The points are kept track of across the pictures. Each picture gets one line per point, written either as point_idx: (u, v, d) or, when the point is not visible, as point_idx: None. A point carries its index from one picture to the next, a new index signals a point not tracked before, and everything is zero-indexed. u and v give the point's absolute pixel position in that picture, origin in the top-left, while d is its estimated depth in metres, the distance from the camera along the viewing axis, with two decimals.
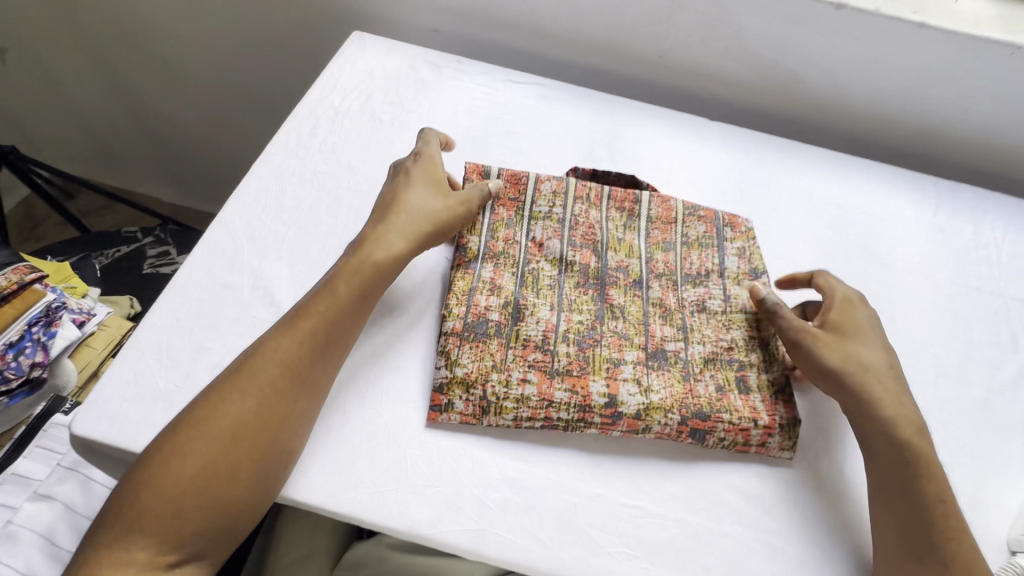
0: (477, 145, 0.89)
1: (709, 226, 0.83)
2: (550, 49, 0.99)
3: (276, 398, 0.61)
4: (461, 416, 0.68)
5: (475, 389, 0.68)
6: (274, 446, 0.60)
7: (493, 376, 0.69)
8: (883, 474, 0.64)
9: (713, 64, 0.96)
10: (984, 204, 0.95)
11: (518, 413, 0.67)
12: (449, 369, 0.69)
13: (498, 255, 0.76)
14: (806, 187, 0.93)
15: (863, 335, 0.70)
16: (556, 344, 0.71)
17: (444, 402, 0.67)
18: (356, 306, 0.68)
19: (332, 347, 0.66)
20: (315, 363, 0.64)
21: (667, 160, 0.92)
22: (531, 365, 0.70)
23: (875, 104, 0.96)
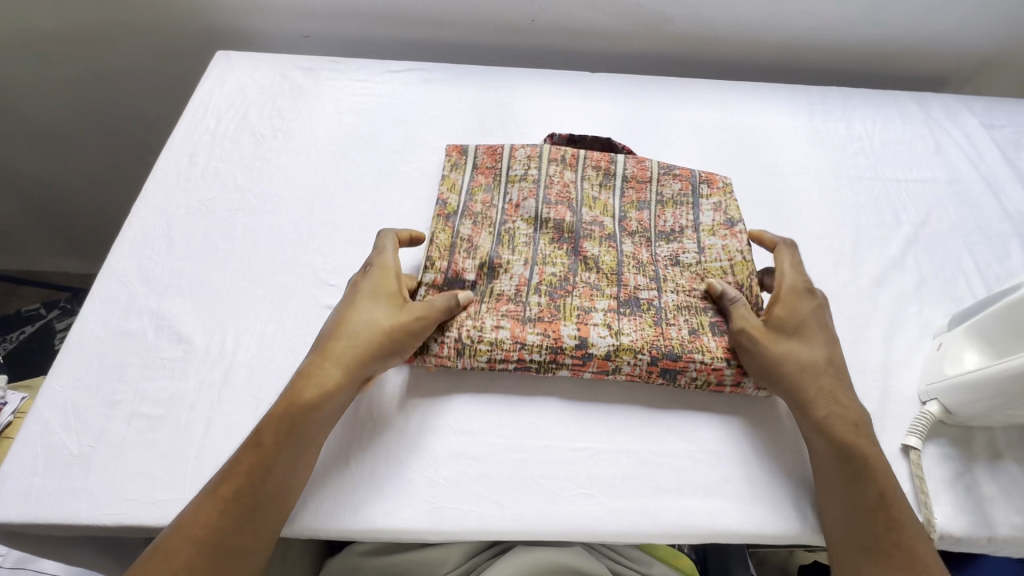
0: (367, 140, 0.80)
1: (685, 183, 0.73)
2: (420, 32, 0.95)
3: (220, 533, 0.47)
4: (437, 360, 0.60)
5: (450, 331, 0.61)
6: (242, 552, 0.47)
7: (468, 323, 0.61)
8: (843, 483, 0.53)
9: (582, 18, 0.92)
10: (875, 101, 0.93)
11: (492, 356, 0.60)
12: None
13: (477, 215, 0.69)
14: (693, 117, 0.87)
15: (809, 330, 0.60)
16: (529, 295, 0.63)
17: (420, 347, 0.61)
18: (278, 463, 0.50)
19: (274, 465, 0.50)
20: (262, 485, 0.49)
21: (557, 117, 0.85)
22: (505, 313, 0.62)
23: (742, 30, 0.94)
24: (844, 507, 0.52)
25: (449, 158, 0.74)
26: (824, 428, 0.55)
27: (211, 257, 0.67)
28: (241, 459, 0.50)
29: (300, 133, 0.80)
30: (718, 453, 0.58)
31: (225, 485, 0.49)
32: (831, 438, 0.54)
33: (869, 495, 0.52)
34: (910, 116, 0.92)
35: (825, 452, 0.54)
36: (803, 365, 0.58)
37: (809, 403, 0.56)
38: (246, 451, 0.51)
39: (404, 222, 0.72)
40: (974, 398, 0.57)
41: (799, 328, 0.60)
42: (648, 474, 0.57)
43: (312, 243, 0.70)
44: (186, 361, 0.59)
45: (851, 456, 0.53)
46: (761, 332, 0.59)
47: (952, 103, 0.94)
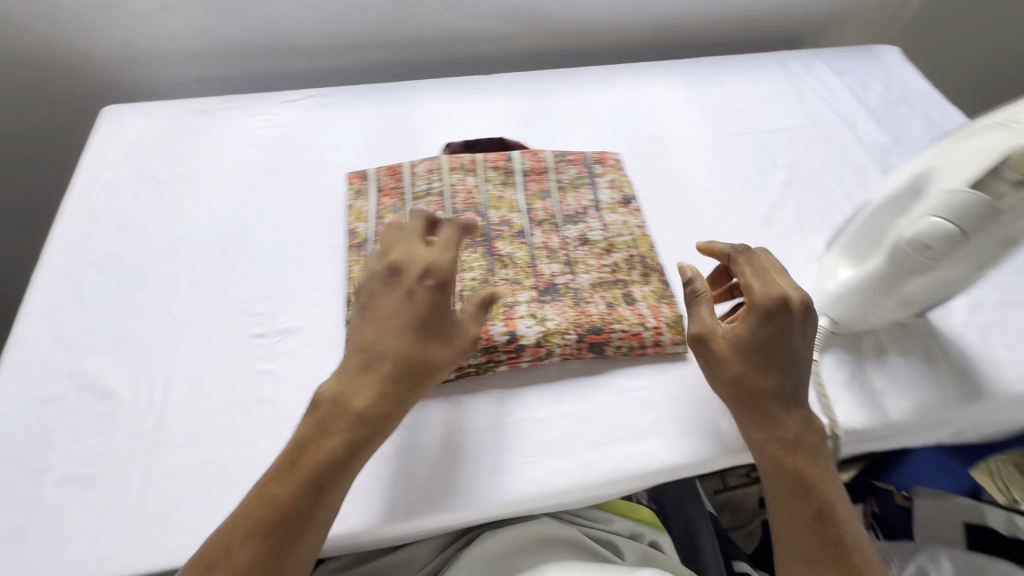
0: (272, 170, 0.82)
1: (580, 167, 0.79)
2: (313, 59, 0.97)
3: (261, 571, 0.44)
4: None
5: None
6: None
7: None
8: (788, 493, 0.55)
9: (466, 26, 0.97)
10: (743, 65, 1.03)
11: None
12: None
13: None
14: (583, 102, 0.93)
15: (777, 358, 0.57)
16: (454, 305, 0.65)
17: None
18: (335, 499, 0.48)
19: (327, 508, 0.47)
20: (303, 529, 0.46)
21: (455, 120, 0.89)
22: None
23: (615, 18, 1.01)
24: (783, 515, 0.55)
25: (352, 186, 0.76)
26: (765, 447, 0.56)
27: (127, 309, 0.67)
28: (281, 498, 0.46)
29: (203, 174, 0.80)
30: (647, 399, 0.63)
31: (256, 531, 0.45)
32: (773, 458, 0.56)
33: (807, 516, 0.54)
34: (774, 74, 1.01)
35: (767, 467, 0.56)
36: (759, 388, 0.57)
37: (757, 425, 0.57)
38: (288, 491, 0.46)
39: (321, 241, 0.73)
40: (854, 308, 0.63)
41: (770, 348, 0.56)
42: (586, 429, 0.61)
43: (231, 277, 0.70)
44: (115, 415, 0.59)
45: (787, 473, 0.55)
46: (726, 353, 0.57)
47: (808, 57, 1.05)
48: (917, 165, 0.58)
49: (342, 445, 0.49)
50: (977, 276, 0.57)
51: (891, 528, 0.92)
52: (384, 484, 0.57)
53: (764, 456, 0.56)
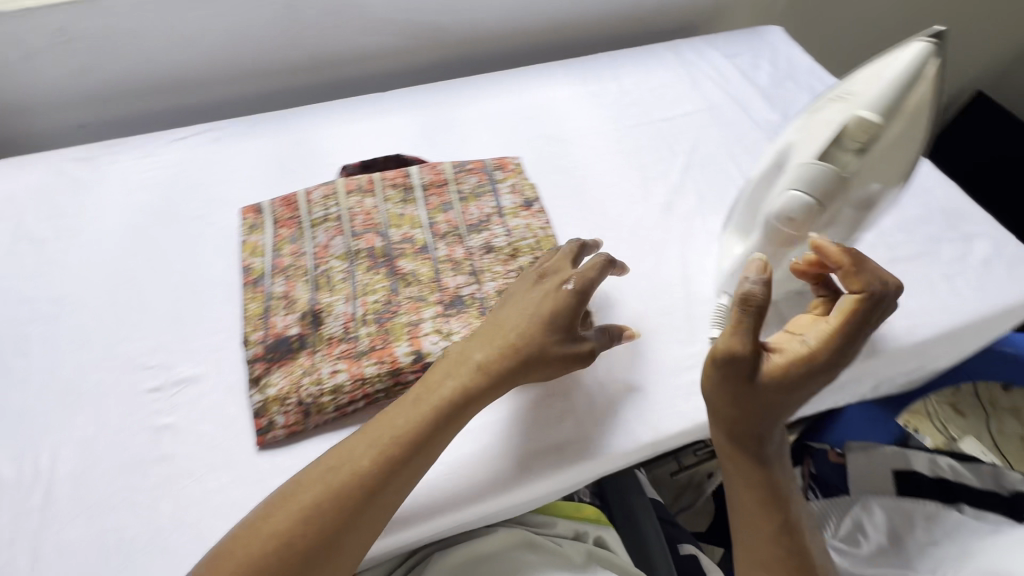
0: (163, 212, 0.78)
1: (480, 175, 0.79)
2: (202, 92, 0.94)
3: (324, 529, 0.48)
4: (286, 430, 0.58)
5: (291, 397, 0.59)
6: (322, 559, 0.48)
7: (305, 381, 0.60)
8: (764, 503, 0.57)
9: (358, 43, 0.95)
10: (638, 57, 1.05)
11: (338, 403, 0.59)
12: (261, 393, 0.60)
13: (288, 269, 0.69)
14: (483, 109, 0.93)
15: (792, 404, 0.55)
16: (357, 331, 0.63)
17: (266, 423, 0.59)
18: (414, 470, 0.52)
19: (378, 507, 0.50)
20: (355, 528, 0.49)
21: (355, 140, 0.87)
22: (340, 356, 0.62)
23: (509, 23, 1.02)
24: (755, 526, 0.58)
25: (246, 221, 0.74)
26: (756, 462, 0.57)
27: (6, 380, 0.62)
28: (334, 499, 0.49)
29: (87, 225, 0.76)
30: (563, 399, 0.63)
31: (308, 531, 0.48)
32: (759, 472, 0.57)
33: (772, 530, 0.57)
34: (668, 62, 1.04)
35: (750, 479, 0.58)
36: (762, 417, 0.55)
37: (757, 445, 0.57)
38: (343, 491, 0.50)
39: (218, 281, 0.71)
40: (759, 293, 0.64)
41: (798, 389, 0.54)
42: (504, 437, 0.61)
43: (122, 331, 0.66)
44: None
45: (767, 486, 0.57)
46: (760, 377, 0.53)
47: (700, 44, 1.08)
48: (779, 143, 0.60)
49: (415, 447, 0.53)
50: (843, 244, 0.60)
51: (829, 488, 0.99)
52: None
53: (738, 474, 0.58)
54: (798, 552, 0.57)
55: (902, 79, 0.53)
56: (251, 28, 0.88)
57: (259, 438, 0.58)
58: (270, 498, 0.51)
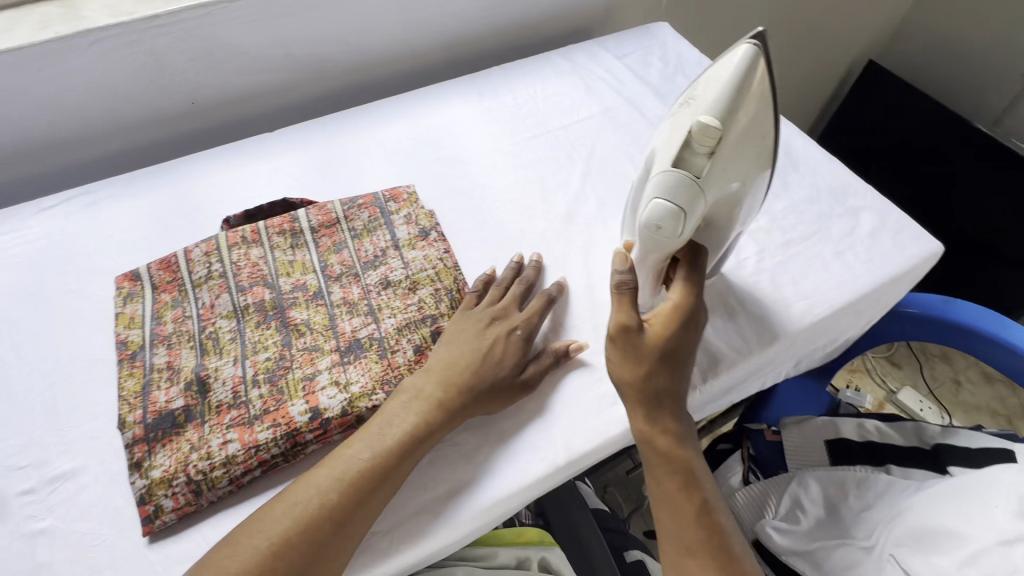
0: (33, 291, 0.72)
1: (373, 209, 0.77)
2: (72, 153, 0.88)
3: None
4: (177, 513, 0.55)
5: (178, 477, 0.55)
6: None
7: (193, 457, 0.56)
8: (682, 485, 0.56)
9: (239, 84, 0.92)
10: (531, 67, 1.05)
11: (231, 475, 0.56)
12: (145, 478, 0.56)
13: (170, 337, 0.65)
14: (378, 137, 0.91)
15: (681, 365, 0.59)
16: (248, 394, 0.60)
17: (152, 509, 0.54)
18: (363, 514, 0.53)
19: (342, 541, 0.51)
20: (318, 566, 0.50)
21: (243, 187, 0.83)
22: (230, 425, 0.58)
23: (398, 46, 1.00)
24: (677, 513, 0.55)
25: (121, 291, 0.69)
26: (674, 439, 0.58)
27: None
28: (303, 534, 0.50)
29: None
30: (472, 433, 0.61)
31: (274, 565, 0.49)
32: (676, 451, 0.57)
33: (693, 512, 0.55)
34: (563, 69, 1.05)
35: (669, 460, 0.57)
36: (664, 392, 0.58)
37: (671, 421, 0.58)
38: (304, 537, 0.50)
39: (96, 360, 0.66)
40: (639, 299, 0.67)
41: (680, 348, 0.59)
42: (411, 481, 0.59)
43: None
44: None
45: (684, 466, 0.57)
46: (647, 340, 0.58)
47: (593, 47, 1.09)
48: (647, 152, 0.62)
49: (381, 477, 0.54)
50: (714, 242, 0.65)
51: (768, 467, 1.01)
52: None
53: (654, 458, 0.57)
54: (717, 536, 0.54)
55: (738, 78, 0.53)
56: (114, 81, 0.83)
57: (145, 528, 0.54)
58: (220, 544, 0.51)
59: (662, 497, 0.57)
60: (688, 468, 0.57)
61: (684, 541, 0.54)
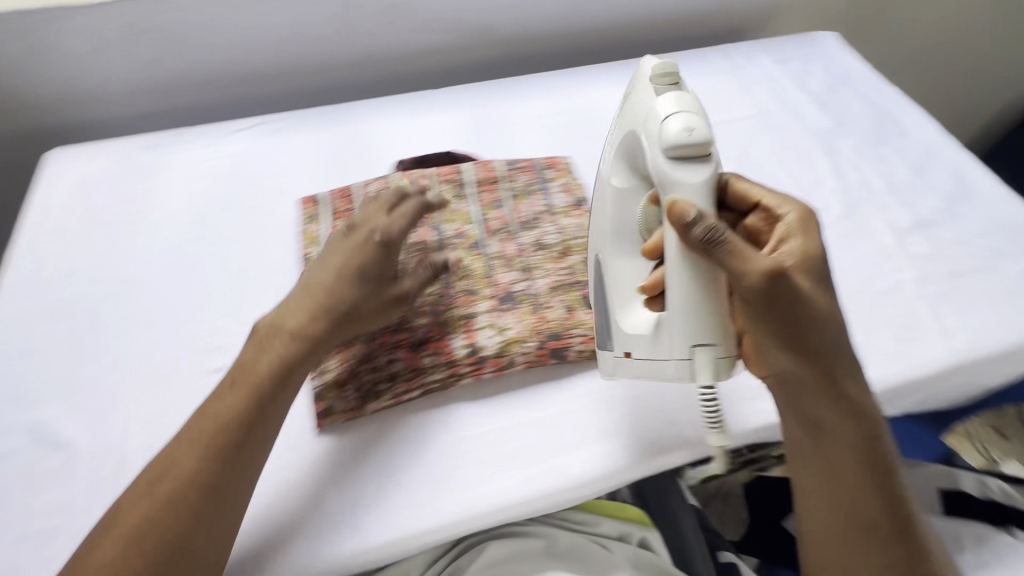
0: (224, 201, 0.81)
1: (532, 173, 0.80)
2: (262, 86, 0.97)
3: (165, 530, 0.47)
4: (345, 415, 0.61)
5: (349, 382, 0.62)
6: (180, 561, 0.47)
7: (363, 367, 0.63)
8: (864, 453, 0.53)
9: (413, 42, 0.97)
10: (685, 61, 1.04)
11: (394, 390, 0.61)
12: (320, 377, 0.62)
13: None
14: (533, 109, 0.94)
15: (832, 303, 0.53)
16: (413, 320, 0.65)
17: (325, 407, 0.61)
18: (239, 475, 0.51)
19: (224, 500, 0.50)
20: (200, 524, 0.48)
21: (407, 137, 0.89)
22: (396, 345, 0.64)
23: (559, 24, 1.03)
24: (859, 482, 0.52)
25: (305, 211, 0.77)
26: (853, 401, 0.53)
27: (79, 355, 0.65)
28: (173, 497, 0.48)
29: (152, 211, 0.79)
30: (612, 399, 0.63)
31: (174, 487, 0.49)
32: (854, 413, 0.53)
33: (874, 480, 0.52)
34: (718, 66, 1.04)
35: (849, 425, 0.53)
36: (840, 381, 0.53)
37: (844, 378, 0.53)
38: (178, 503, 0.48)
39: (277, 271, 0.73)
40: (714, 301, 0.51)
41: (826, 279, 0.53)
42: (551, 429, 0.61)
43: (187, 312, 0.69)
44: (72, 464, 0.58)
45: (864, 432, 0.53)
46: (812, 306, 0.51)
47: (751, 49, 1.07)
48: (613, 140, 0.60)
49: (245, 429, 0.52)
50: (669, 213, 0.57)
51: None
52: (373, 510, 0.56)
53: (833, 422, 0.53)
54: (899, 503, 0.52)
55: None
56: (311, 24, 0.91)
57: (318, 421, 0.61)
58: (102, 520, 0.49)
59: (823, 491, 0.53)
60: (872, 470, 0.53)
61: (867, 512, 0.52)
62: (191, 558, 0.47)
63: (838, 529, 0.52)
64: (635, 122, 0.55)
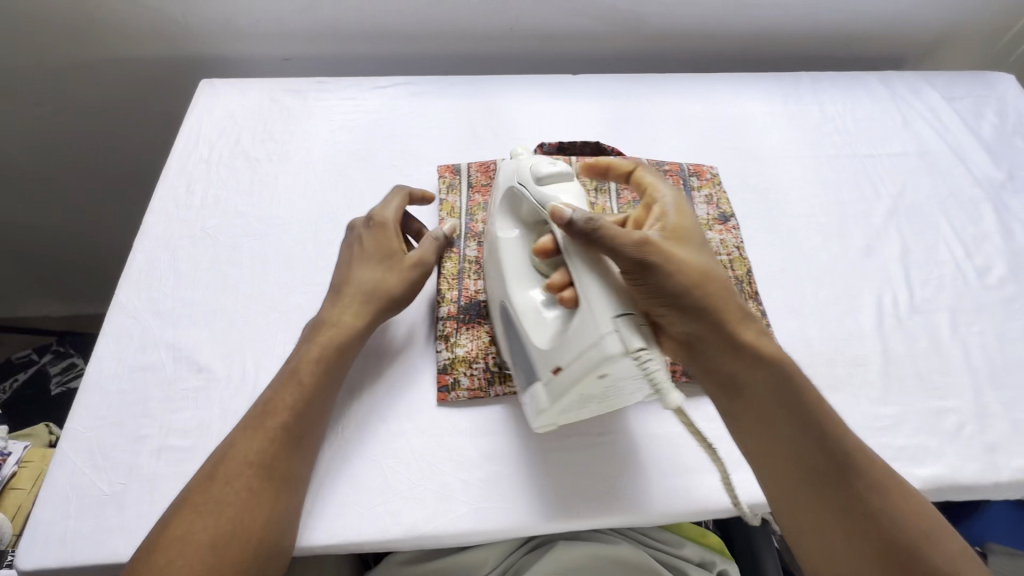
0: (362, 156, 0.81)
1: (676, 178, 0.77)
2: (404, 46, 0.96)
3: (252, 504, 0.47)
4: (470, 392, 0.60)
5: (478, 362, 0.62)
6: (268, 535, 0.47)
7: (493, 349, 0.63)
8: (781, 415, 0.52)
9: (561, 21, 0.95)
10: (843, 82, 0.97)
11: None
12: (450, 351, 0.62)
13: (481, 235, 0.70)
14: (674, 110, 0.90)
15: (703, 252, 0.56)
16: None
17: (450, 381, 0.60)
18: (305, 450, 0.52)
19: (296, 473, 0.51)
20: (279, 498, 0.49)
21: (544, 119, 0.87)
22: None
23: (713, 22, 0.98)
24: (781, 451, 0.52)
25: (444, 179, 0.76)
26: (750, 355, 0.54)
27: (221, 284, 0.67)
28: (253, 474, 0.48)
29: (295, 155, 0.81)
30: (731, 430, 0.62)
31: (235, 468, 0.48)
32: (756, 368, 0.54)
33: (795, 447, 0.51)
34: (877, 92, 0.96)
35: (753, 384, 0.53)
36: (732, 336, 0.54)
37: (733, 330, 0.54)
38: (256, 480, 0.48)
39: None
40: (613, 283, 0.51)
41: (694, 237, 0.57)
42: (652, 467, 0.59)
43: (321, 261, 0.70)
44: (209, 390, 0.59)
45: (769, 392, 0.53)
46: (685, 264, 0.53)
47: (914, 79, 0.99)
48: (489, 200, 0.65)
49: (303, 411, 0.53)
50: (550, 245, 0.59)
51: None
52: (494, 492, 0.56)
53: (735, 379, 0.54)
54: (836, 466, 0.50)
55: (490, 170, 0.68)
56: None
57: (441, 395, 0.60)
58: (176, 497, 0.48)
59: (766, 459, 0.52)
60: (797, 434, 0.51)
61: (803, 479, 0.50)
62: (275, 530, 0.47)
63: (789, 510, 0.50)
64: (505, 182, 0.62)
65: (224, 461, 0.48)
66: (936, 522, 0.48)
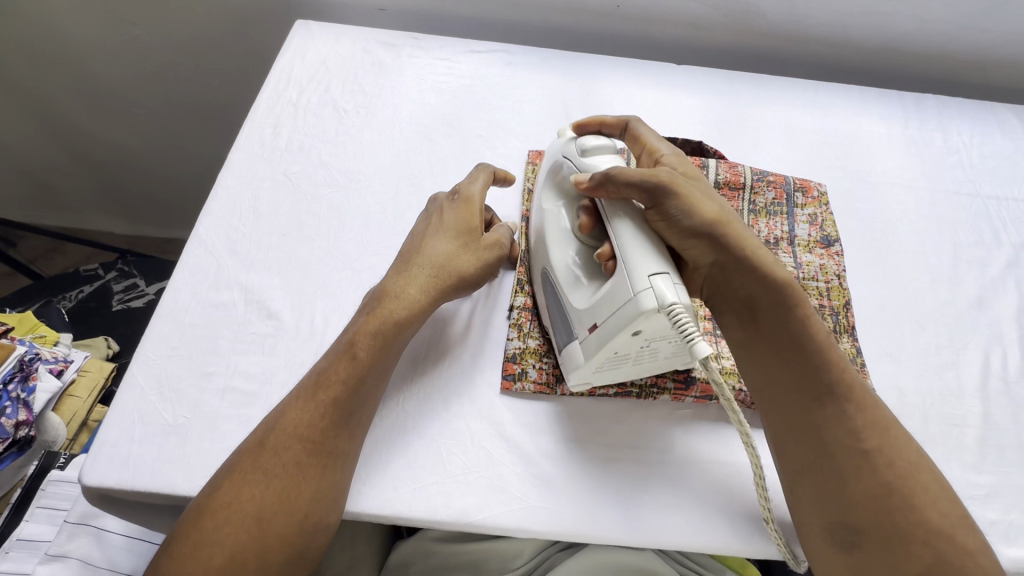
0: (450, 122, 0.78)
1: (779, 192, 0.71)
2: (503, 10, 0.92)
3: (299, 477, 0.46)
4: (536, 386, 0.58)
5: (549, 357, 0.60)
6: (308, 509, 0.46)
7: None
8: (791, 364, 0.51)
9: (672, 7, 0.89)
10: (973, 110, 0.88)
11: None
12: (521, 341, 0.61)
13: None
14: (782, 116, 0.84)
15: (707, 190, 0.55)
16: None
17: (517, 371, 0.59)
18: (355, 426, 0.50)
19: (344, 449, 0.49)
20: (323, 473, 0.47)
21: (642, 108, 0.82)
22: None
23: (837, 28, 0.90)
24: (790, 400, 0.51)
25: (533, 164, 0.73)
26: (765, 293, 0.52)
27: (298, 232, 0.66)
28: (301, 444, 0.47)
29: (383, 111, 0.78)
30: None
31: (283, 437, 0.48)
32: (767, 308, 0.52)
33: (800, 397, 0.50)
34: (1012, 127, 0.87)
35: (769, 330, 0.52)
36: (760, 270, 0.52)
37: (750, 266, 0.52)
38: (303, 451, 0.47)
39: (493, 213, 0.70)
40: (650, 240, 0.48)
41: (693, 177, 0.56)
42: (722, 497, 0.55)
43: (399, 224, 0.68)
44: (277, 338, 0.59)
45: (782, 337, 0.51)
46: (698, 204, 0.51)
47: None
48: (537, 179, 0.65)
49: (358, 381, 0.51)
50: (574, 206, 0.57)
51: None
52: (549, 491, 0.54)
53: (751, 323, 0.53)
54: (841, 419, 0.49)
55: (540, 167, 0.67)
56: None
57: (506, 382, 0.58)
58: (229, 455, 0.48)
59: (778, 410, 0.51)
60: (798, 366, 0.51)
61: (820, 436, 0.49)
62: (317, 504, 0.46)
63: (792, 462, 0.50)
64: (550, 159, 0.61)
65: (273, 433, 0.48)
66: (929, 475, 0.48)
